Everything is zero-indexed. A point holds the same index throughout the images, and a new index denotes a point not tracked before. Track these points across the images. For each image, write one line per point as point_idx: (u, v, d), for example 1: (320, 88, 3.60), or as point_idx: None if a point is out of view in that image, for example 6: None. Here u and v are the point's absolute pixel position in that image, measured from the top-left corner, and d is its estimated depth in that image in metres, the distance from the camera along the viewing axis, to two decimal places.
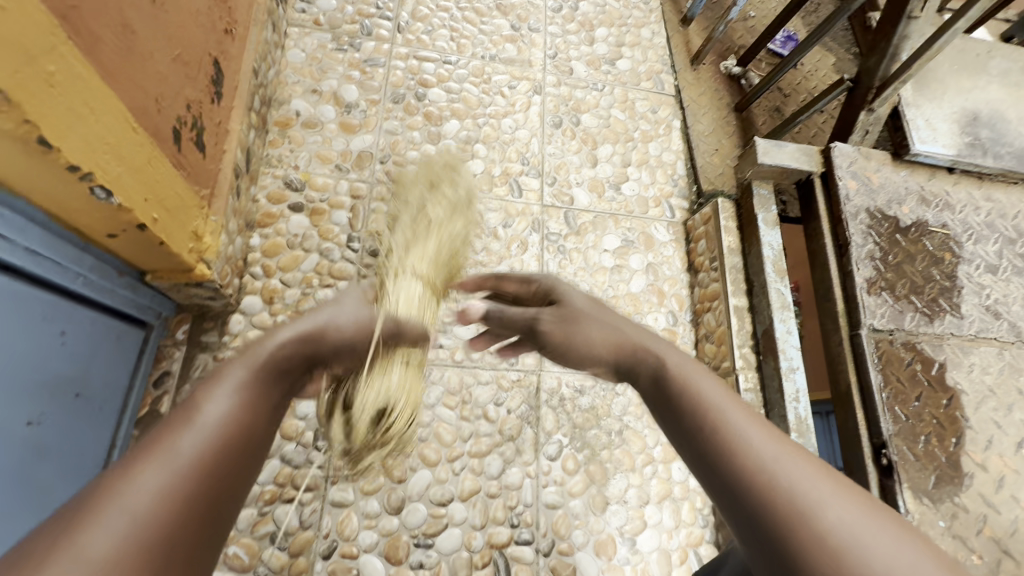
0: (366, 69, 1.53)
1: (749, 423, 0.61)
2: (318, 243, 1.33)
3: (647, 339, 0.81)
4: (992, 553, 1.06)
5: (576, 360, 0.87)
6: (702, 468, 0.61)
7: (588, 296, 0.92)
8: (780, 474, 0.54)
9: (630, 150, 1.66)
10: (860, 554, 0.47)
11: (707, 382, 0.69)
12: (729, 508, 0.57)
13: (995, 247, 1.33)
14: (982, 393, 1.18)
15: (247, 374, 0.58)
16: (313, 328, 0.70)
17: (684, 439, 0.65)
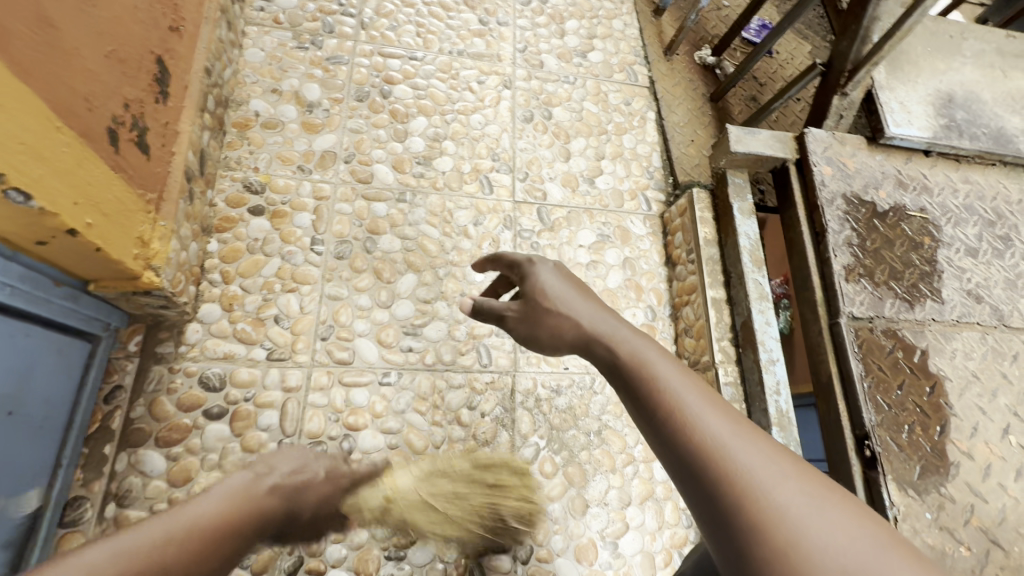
0: (329, 67, 1.49)
1: (704, 402, 0.62)
2: (279, 247, 1.28)
3: (611, 320, 0.80)
4: (981, 544, 1.03)
5: (543, 345, 0.87)
6: (658, 445, 0.62)
7: (559, 279, 0.88)
8: (735, 454, 0.56)
9: (603, 143, 1.63)
10: (808, 531, 0.49)
11: (665, 363, 0.69)
12: (685, 484, 0.58)
13: (974, 230, 1.30)
14: (966, 379, 1.15)
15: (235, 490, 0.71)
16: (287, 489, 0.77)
17: (645, 422, 0.64)
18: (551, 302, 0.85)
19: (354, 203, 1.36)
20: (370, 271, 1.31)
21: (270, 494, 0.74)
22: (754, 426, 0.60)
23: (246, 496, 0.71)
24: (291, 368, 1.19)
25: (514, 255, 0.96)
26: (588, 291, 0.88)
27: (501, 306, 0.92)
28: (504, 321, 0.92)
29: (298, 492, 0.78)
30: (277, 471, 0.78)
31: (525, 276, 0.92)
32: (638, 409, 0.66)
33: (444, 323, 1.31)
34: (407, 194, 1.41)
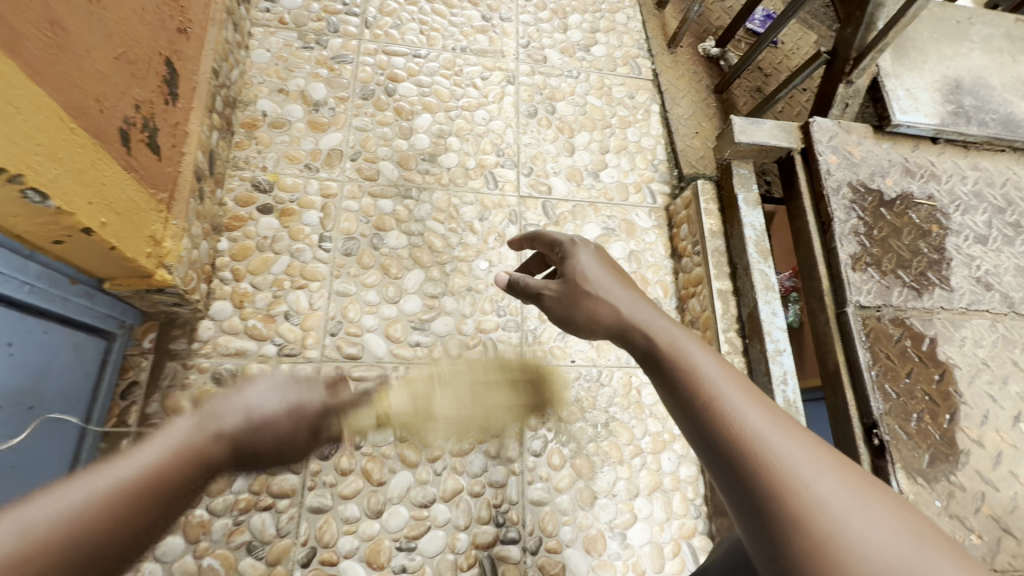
0: (334, 66, 1.51)
1: (743, 392, 0.63)
2: (288, 245, 1.30)
3: (649, 307, 0.82)
4: (992, 532, 1.02)
5: (578, 328, 0.89)
6: (693, 433, 0.63)
7: (598, 264, 0.91)
8: (772, 445, 0.56)
9: (608, 137, 1.63)
10: (848, 525, 0.49)
11: (703, 351, 0.70)
12: (720, 472, 0.59)
13: (984, 217, 1.29)
14: (975, 366, 1.14)
15: (186, 438, 0.62)
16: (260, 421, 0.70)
17: (680, 409, 0.66)
18: (589, 286, 0.88)
19: (361, 200, 1.38)
20: (377, 267, 1.33)
21: (224, 442, 0.65)
22: (792, 419, 0.61)
23: (195, 448, 0.62)
24: (301, 364, 1.21)
25: (555, 236, 1.00)
26: (626, 278, 0.90)
27: (539, 285, 0.96)
28: (541, 300, 0.95)
29: (255, 435, 0.69)
30: (232, 413, 0.67)
31: (566, 257, 0.95)
32: (674, 396, 0.67)
33: (451, 318, 1.32)
34: (413, 191, 1.42)
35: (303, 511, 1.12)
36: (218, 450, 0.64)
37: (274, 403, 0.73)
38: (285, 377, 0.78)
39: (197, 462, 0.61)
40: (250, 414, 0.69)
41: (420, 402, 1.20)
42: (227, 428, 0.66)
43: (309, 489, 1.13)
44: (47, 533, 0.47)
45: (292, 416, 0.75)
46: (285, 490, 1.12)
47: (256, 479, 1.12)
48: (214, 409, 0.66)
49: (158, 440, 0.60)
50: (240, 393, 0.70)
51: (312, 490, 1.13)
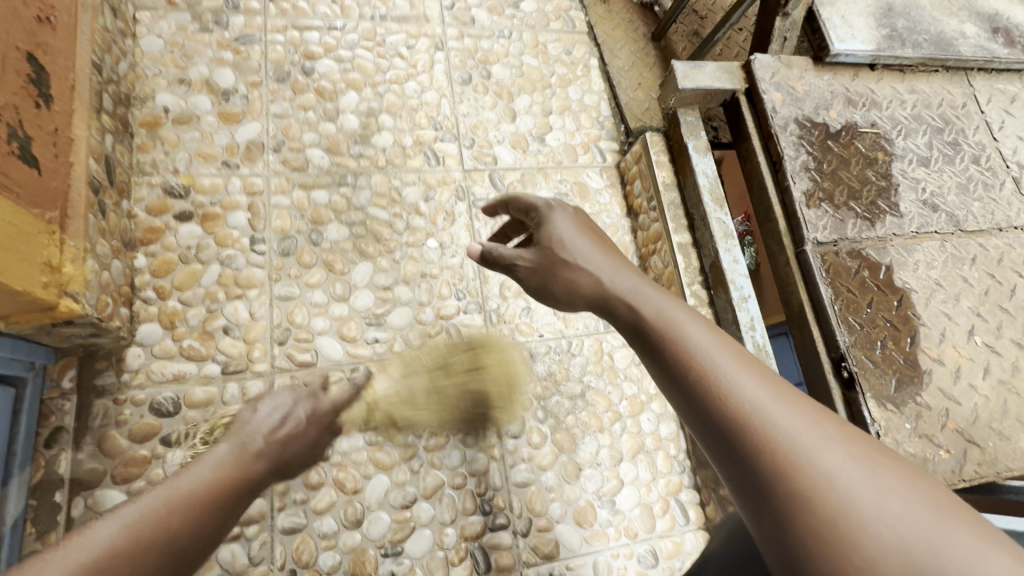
0: (240, 48, 1.35)
1: (737, 363, 0.59)
2: (216, 252, 1.18)
3: (631, 274, 0.78)
4: (959, 445, 1.05)
5: (556, 300, 0.84)
6: (687, 410, 0.60)
7: (577, 232, 0.85)
8: (773, 420, 0.53)
9: (549, 98, 1.56)
10: (860, 502, 0.47)
11: (690, 319, 0.66)
12: (717, 451, 0.57)
13: (924, 139, 1.30)
14: (929, 288, 1.16)
15: (222, 462, 0.71)
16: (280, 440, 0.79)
17: (672, 384, 0.62)
18: (569, 254, 0.82)
19: (291, 194, 1.26)
20: (320, 265, 1.23)
21: (263, 456, 0.75)
22: (793, 389, 0.58)
23: (239, 465, 0.72)
24: (250, 380, 1.11)
25: (530, 200, 0.94)
26: (602, 242, 0.86)
27: (513, 254, 0.89)
28: (515, 271, 0.89)
29: (283, 448, 0.79)
30: (261, 432, 0.78)
31: (541, 222, 0.89)
32: (662, 370, 0.64)
33: (408, 308, 1.25)
34: (348, 177, 1.32)
35: (276, 534, 1.04)
36: (255, 463, 0.74)
37: (290, 419, 0.84)
38: (290, 395, 0.88)
39: (237, 477, 0.71)
40: (275, 432, 0.79)
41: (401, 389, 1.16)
42: (256, 447, 0.76)
43: (279, 510, 1.06)
44: (118, 541, 0.57)
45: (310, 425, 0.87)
46: (251, 516, 1.04)
47: None
48: (241, 435, 0.76)
49: (204, 462, 0.70)
50: (265, 412, 0.81)
51: (282, 511, 1.06)
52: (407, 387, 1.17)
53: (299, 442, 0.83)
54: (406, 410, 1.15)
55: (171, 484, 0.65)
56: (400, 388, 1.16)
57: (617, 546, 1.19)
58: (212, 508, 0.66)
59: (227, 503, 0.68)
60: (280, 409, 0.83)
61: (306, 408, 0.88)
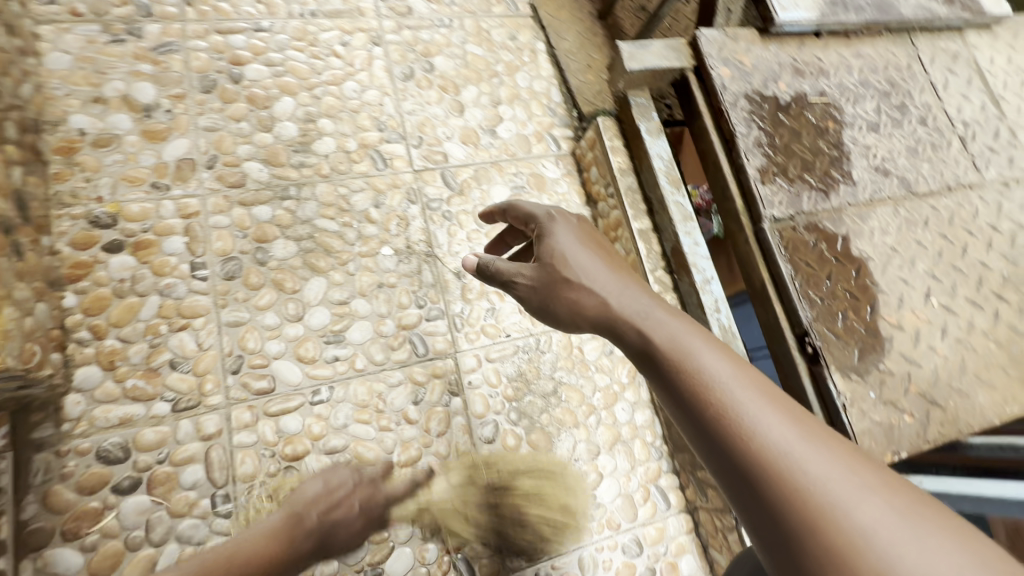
0: (158, 58, 1.26)
1: (755, 399, 0.63)
2: (153, 282, 1.11)
3: (639, 295, 0.81)
4: (922, 408, 1.07)
5: (558, 319, 0.87)
6: (709, 452, 0.63)
7: (580, 249, 0.89)
8: (803, 468, 0.56)
9: (497, 87, 1.50)
10: (899, 556, 0.49)
11: (705, 350, 0.70)
12: (743, 495, 0.59)
13: (872, 104, 1.30)
14: (885, 254, 1.17)
15: (273, 532, 0.87)
16: (325, 523, 0.92)
17: (695, 424, 0.65)
18: (571, 273, 0.85)
19: (230, 213, 1.19)
20: (269, 285, 1.17)
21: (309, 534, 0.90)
22: (821, 432, 0.60)
23: (284, 541, 0.87)
24: (204, 415, 1.05)
25: (531, 212, 0.99)
26: (605, 258, 0.89)
27: (512, 270, 0.91)
28: (514, 286, 0.92)
29: (330, 528, 0.92)
30: (314, 506, 0.92)
31: (543, 237, 0.92)
32: (678, 404, 0.67)
33: (368, 321, 1.20)
34: (291, 189, 1.25)
35: None
36: (302, 543, 0.88)
37: (345, 502, 0.96)
38: (348, 472, 1.00)
39: (280, 551, 0.86)
40: (323, 507, 0.93)
41: (458, 490, 1.12)
42: (308, 525, 0.90)
43: None
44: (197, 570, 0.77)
45: (362, 511, 0.97)
46: None
47: (182, 554, 0.98)
48: (297, 507, 0.91)
49: (263, 530, 0.87)
50: (319, 484, 0.96)
51: None
52: (464, 496, 1.11)
53: (346, 527, 0.94)
54: (456, 520, 1.09)
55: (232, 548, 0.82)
56: (456, 497, 1.10)
57: (601, 539, 1.19)
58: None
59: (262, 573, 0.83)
60: (330, 485, 0.96)
61: (361, 493, 0.99)
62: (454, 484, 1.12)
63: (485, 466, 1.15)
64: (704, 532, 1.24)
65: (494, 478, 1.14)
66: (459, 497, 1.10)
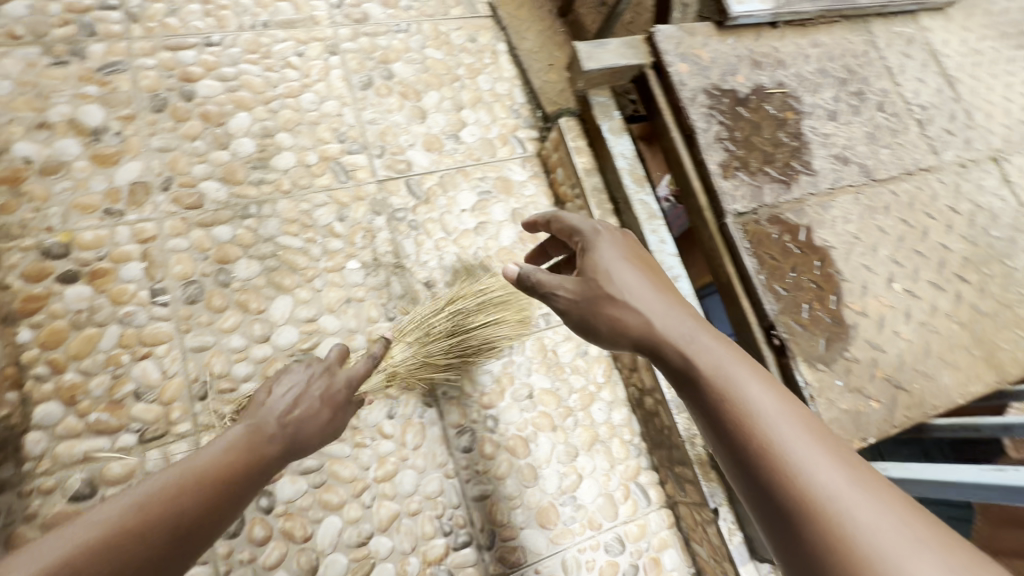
0: (105, 80, 1.22)
1: (803, 440, 0.66)
2: (112, 311, 1.08)
3: (683, 318, 0.83)
4: (888, 393, 1.09)
5: (598, 335, 0.88)
6: (753, 485, 0.67)
7: (627, 267, 0.89)
8: (850, 514, 0.59)
9: (458, 91, 1.48)
10: None
11: (753, 384, 0.73)
12: (784, 532, 0.63)
13: (831, 93, 1.31)
14: (848, 243, 1.19)
15: (232, 446, 0.78)
16: (287, 427, 0.86)
17: (740, 458, 0.69)
18: (615, 292, 0.86)
19: (189, 235, 1.17)
20: (233, 306, 1.15)
21: (274, 441, 0.83)
22: (874, 479, 0.62)
23: (245, 451, 0.79)
24: (173, 444, 1.04)
25: (575, 224, 0.98)
26: (649, 276, 0.90)
27: (554, 282, 0.92)
28: (554, 298, 0.92)
29: (299, 431, 0.88)
30: (274, 415, 0.86)
31: (586, 251, 0.93)
32: (723, 437, 0.71)
33: (338, 337, 1.19)
34: (251, 207, 1.22)
35: None
36: (267, 448, 0.82)
37: (305, 397, 0.91)
38: (304, 373, 0.95)
39: (245, 460, 0.78)
40: (285, 416, 0.87)
41: (420, 352, 1.17)
42: (268, 432, 0.84)
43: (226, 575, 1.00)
44: (132, 513, 0.64)
45: (325, 403, 0.93)
46: None
47: None
48: (256, 420, 0.84)
49: (217, 445, 0.78)
50: (273, 396, 0.89)
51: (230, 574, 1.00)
52: (425, 351, 1.17)
53: (312, 431, 0.90)
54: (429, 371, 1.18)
55: (179, 469, 0.71)
56: (418, 353, 1.17)
57: (583, 540, 1.20)
58: (209, 498, 0.71)
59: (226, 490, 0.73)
60: (281, 392, 0.90)
61: (320, 387, 0.94)
62: (411, 342, 1.18)
63: (435, 317, 1.20)
64: (685, 526, 1.25)
65: (447, 324, 1.19)
66: (424, 358, 1.17)
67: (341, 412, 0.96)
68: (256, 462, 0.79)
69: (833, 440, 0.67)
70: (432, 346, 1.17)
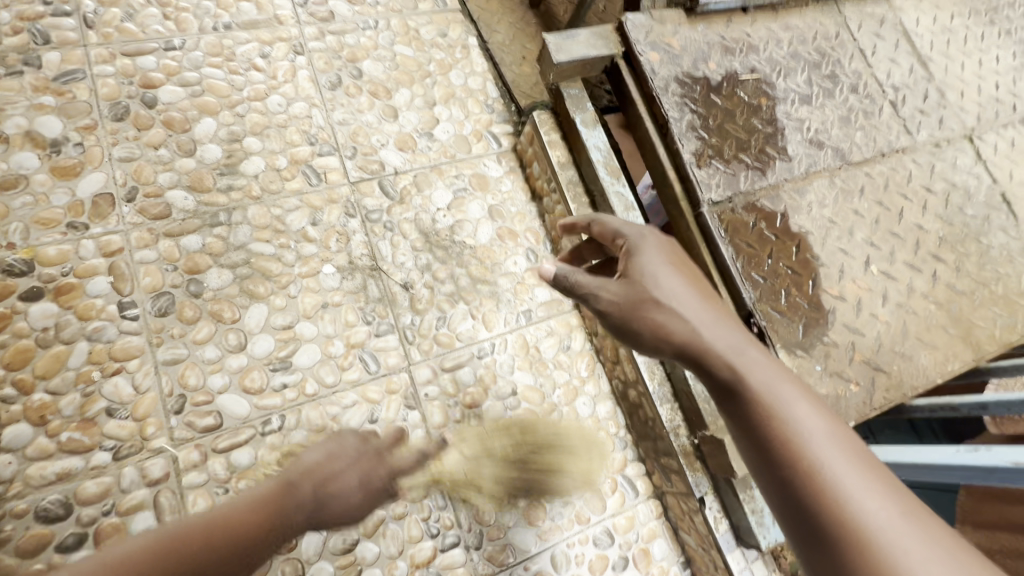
0: (62, 89, 1.19)
1: (852, 469, 0.66)
2: (79, 328, 1.05)
3: (731, 332, 0.82)
4: (867, 376, 1.09)
5: (635, 337, 0.86)
6: (795, 508, 0.67)
7: (674, 276, 0.87)
8: (898, 548, 0.59)
9: (430, 88, 1.46)
10: None
11: (803, 406, 0.73)
12: (823, 556, 0.63)
13: (804, 77, 1.31)
14: (824, 227, 1.19)
15: (257, 504, 0.77)
16: (317, 497, 0.82)
17: (783, 479, 0.69)
18: (660, 298, 0.85)
19: (157, 246, 1.14)
20: (206, 317, 1.12)
21: (302, 511, 0.80)
22: (923, 513, 0.63)
23: (267, 512, 0.77)
24: (148, 459, 1.02)
25: (619, 225, 0.95)
26: (694, 286, 0.88)
27: (594, 285, 0.90)
28: (592, 300, 0.90)
29: (328, 500, 0.82)
30: (309, 479, 0.82)
31: (631, 254, 0.91)
32: (769, 455, 0.71)
33: (316, 343, 1.17)
34: (220, 215, 1.20)
35: None
36: (293, 515, 0.79)
37: (345, 468, 0.86)
38: (355, 441, 0.90)
39: (265, 523, 0.76)
40: (320, 484, 0.83)
41: (472, 467, 1.15)
42: (301, 497, 0.80)
43: None
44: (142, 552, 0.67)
45: (363, 487, 0.87)
46: None
47: None
48: (291, 477, 0.82)
49: (242, 500, 0.78)
50: (313, 456, 0.86)
51: None
52: (476, 468, 1.15)
53: (347, 506, 0.84)
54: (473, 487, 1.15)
55: (198, 520, 0.72)
56: (469, 468, 1.15)
57: (571, 535, 1.20)
58: (215, 556, 0.71)
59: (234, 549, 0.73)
60: (324, 458, 0.86)
61: (365, 458, 0.89)
62: (466, 457, 1.16)
63: (501, 442, 1.18)
64: (673, 516, 1.26)
65: (510, 450, 1.17)
66: (474, 468, 1.15)
67: (383, 485, 0.90)
68: (278, 527, 0.77)
69: (881, 472, 0.68)
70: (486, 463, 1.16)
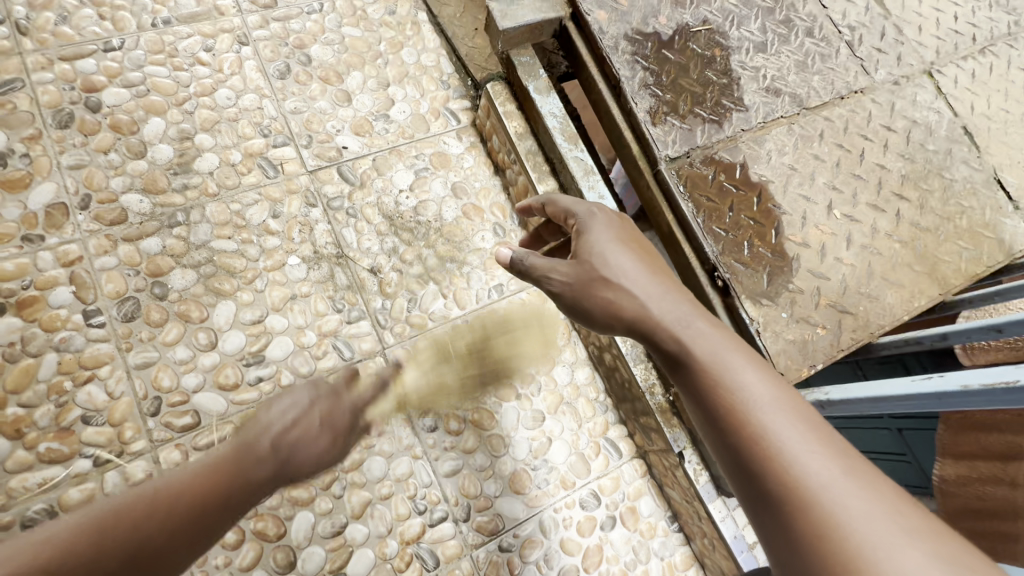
0: (2, 100, 1.16)
1: (795, 427, 0.66)
2: (46, 339, 1.05)
3: (678, 304, 0.83)
4: (834, 319, 1.10)
5: (590, 317, 0.88)
6: (741, 471, 0.67)
7: (622, 251, 0.88)
8: (839, 502, 0.59)
9: (382, 68, 1.43)
10: None
11: (747, 370, 0.73)
12: (771, 516, 0.63)
13: (758, 24, 1.28)
14: (785, 175, 1.18)
15: (217, 464, 0.74)
16: (282, 452, 0.79)
17: (729, 443, 0.69)
18: (609, 274, 0.85)
19: (117, 252, 1.13)
20: (173, 319, 1.12)
21: (264, 465, 0.77)
22: (866, 468, 0.63)
23: (226, 466, 0.74)
24: (130, 462, 1.03)
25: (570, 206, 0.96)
26: (645, 259, 0.89)
27: (547, 266, 0.91)
28: (547, 282, 0.91)
29: (295, 450, 0.81)
30: (268, 432, 0.80)
31: (581, 233, 0.91)
32: (716, 422, 0.71)
33: (287, 335, 1.17)
34: (178, 215, 1.19)
35: None
36: (254, 473, 0.76)
37: (304, 419, 0.84)
38: (310, 392, 0.88)
39: (228, 481, 0.74)
40: (281, 435, 0.80)
41: (432, 379, 1.22)
42: (258, 453, 0.77)
43: None
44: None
45: (327, 427, 0.86)
46: None
47: None
48: (249, 434, 0.79)
49: (197, 461, 0.75)
50: (269, 409, 0.84)
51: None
52: (437, 377, 1.22)
53: (318, 454, 0.84)
54: (437, 398, 1.21)
55: (145, 488, 0.68)
56: (431, 379, 1.21)
57: (558, 500, 1.22)
58: (176, 522, 0.67)
59: (204, 509, 0.70)
60: (279, 408, 0.84)
61: (321, 407, 0.87)
62: (426, 371, 1.22)
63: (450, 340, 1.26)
64: (657, 473, 1.28)
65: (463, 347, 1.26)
66: (435, 383, 1.21)
67: (345, 430, 0.90)
68: (242, 486, 0.74)
69: (825, 429, 0.68)
70: (443, 369, 1.23)
